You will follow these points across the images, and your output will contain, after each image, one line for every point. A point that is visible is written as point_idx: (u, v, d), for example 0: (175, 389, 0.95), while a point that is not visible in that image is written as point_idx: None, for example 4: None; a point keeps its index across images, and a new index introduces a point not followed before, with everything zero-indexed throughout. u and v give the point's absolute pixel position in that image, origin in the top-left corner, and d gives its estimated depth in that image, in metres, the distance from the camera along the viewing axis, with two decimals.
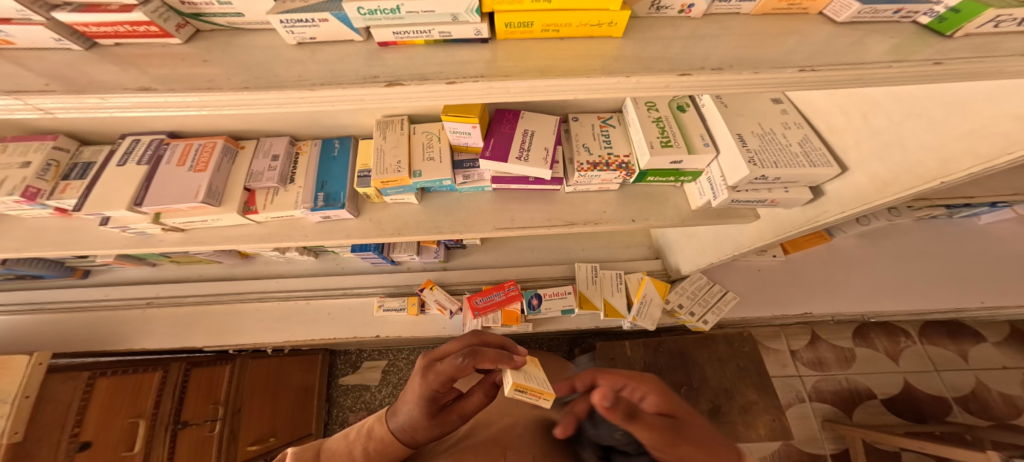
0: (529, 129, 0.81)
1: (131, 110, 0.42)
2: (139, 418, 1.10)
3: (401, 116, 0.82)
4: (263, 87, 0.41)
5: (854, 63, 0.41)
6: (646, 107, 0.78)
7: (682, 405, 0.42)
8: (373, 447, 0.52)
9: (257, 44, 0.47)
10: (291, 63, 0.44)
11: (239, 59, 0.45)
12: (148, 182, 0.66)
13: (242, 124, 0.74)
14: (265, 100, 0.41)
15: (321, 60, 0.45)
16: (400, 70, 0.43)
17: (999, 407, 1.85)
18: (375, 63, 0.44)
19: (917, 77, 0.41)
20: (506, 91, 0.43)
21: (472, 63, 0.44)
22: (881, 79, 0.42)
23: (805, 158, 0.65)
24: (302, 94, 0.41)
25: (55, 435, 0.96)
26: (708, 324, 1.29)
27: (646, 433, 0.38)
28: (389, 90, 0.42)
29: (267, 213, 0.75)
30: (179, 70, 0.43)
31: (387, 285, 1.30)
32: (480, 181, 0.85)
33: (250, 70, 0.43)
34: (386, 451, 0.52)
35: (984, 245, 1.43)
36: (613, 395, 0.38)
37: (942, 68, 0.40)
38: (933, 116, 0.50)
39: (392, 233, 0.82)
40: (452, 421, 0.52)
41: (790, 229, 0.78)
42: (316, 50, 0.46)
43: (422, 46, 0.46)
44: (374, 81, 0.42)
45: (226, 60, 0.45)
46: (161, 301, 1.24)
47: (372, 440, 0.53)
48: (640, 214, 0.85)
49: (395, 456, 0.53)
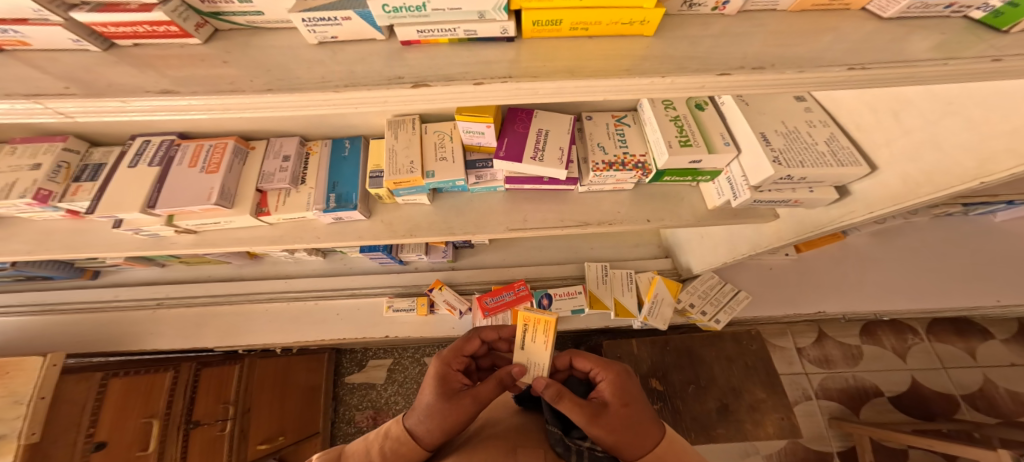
0: (544, 128, 0.79)
1: (152, 113, 0.41)
2: (152, 417, 1.11)
3: (412, 115, 0.81)
4: (288, 89, 0.39)
5: (902, 60, 0.39)
6: (663, 105, 0.77)
7: (627, 399, 0.51)
8: (389, 447, 0.51)
9: (277, 44, 0.45)
10: (312, 64, 0.43)
11: (260, 60, 0.43)
12: (160, 184, 0.65)
13: (254, 124, 0.73)
14: (288, 102, 0.40)
15: (344, 60, 0.43)
16: (425, 71, 0.42)
17: (1008, 405, 1.84)
18: (399, 63, 0.43)
19: (968, 75, 0.40)
20: (534, 92, 0.42)
21: (500, 63, 0.43)
22: (927, 78, 0.41)
23: (832, 157, 0.64)
24: (325, 96, 0.40)
25: (71, 436, 0.97)
26: (720, 323, 1.28)
27: (572, 412, 0.49)
28: (414, 91, 0.41)
29: (280, 214, 0.74)
30: (198, 72, 0.42)
31: (396, 286, 1.29)
32: (493, 182, 0.84)
33: (273, 72, 0.42)
34: (403, 450, 0.51)
35: (998, 242, 1.41)
36: (545, 381, 0.52)
37: (999, 65, 0.38)
38: (972, 115, 0.48)
39: (404, 234, 0.81)
40: (469, 408, 0.51)
41: (812, 228, 0.77)
42: (339, 49, 0.45)
43: (446, 45, 0.45)
44: (400, 82, 0.40)
45: (246, 60, 0.43)
46: (171, 301, 1.23)
47: (388, 439, 0.52)
48: (655, 214, 0.84)
49: (411, 458, 0.51)
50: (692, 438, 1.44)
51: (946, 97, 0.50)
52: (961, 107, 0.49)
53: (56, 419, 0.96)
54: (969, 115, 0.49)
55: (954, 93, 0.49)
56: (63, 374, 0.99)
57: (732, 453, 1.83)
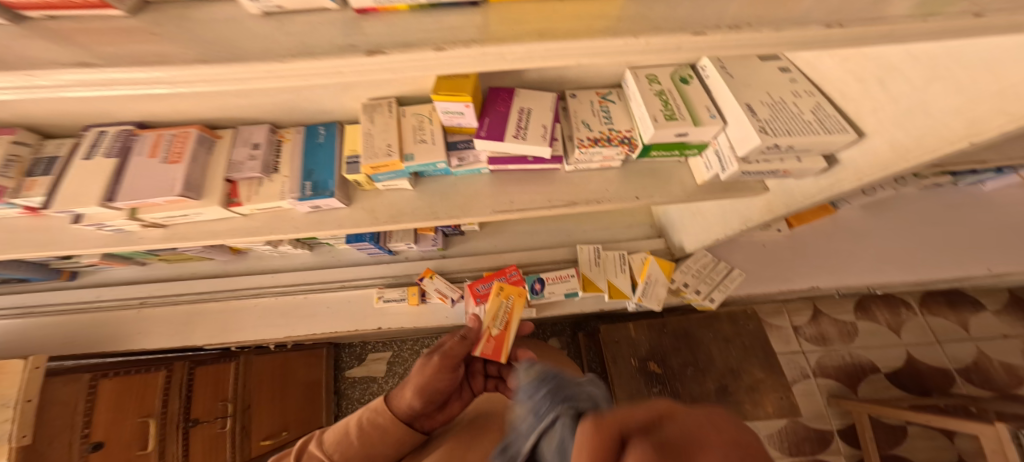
0: (526, 107, 0.76)
1: (74, 89, 0.37)
2: (148, 416, 1.11)
3: (389, 98, 0.77)
4: (226, 61, 0.36)
5: (881, 17, 0.37)
6: (647, 80, 0.74)
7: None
8: (367, 417, 0.61)
9: (217, 16, 0.42)
10: (256, 36, 0.39)
11: (199, 33, 0.40)
12: (120, 175, 0.62)
13: (217, 112, 0.69)
14: (229, 73, 0.37)
15: (288, 30, 0.40)
16: (381, 38, 0.39)
17: (1001, 377, 1.86)
18: (349, 31, 0.40)
19: (952, 33, 0.37)
20: (502, 60, 0.39)
21: (460, 28, 0.40)
22: (909, 36, 0.38)
23: (819, 125, 0.61)
24: (268, 68, 0.37)
25: (66, 437, 0.97)
26: (715, 301, 1.27)
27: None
28: (370, 60, 0.38)
29: (253, 205, 0.70)
30: (127, 46, 0.39)
31: (387, 276, 1.27)
32: (476, 164, 0.81)
33: (209, 45, 0.39)
34: (376, 421, 0.60)
35: (992, 213, 1.40)
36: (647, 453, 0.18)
37: (983, 21, 0.36)
38: (959, 78, 0.47)
39: (386, 221, 0.79)
40: (443, 363, 0.61)
41: (801, 200, 0.76)
42: (286, 20, 0.41)
43: (406, 12, 0.42)
44: (352, 51, 0.37)
45: (182, 32, 0.40)
46: (154, 300, 1.21)
47: (368, 412, 0.62)
48: (644, 191, 0.82)
49: (382, 427, 0.59)
50: None
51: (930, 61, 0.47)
52: (947, 71, 0.47)
53: (48, 420, 0.95)
54: (959, 79, 0.47)
55: (937, 55, 0.46)
56: (48, 376, 0.98)
57: None
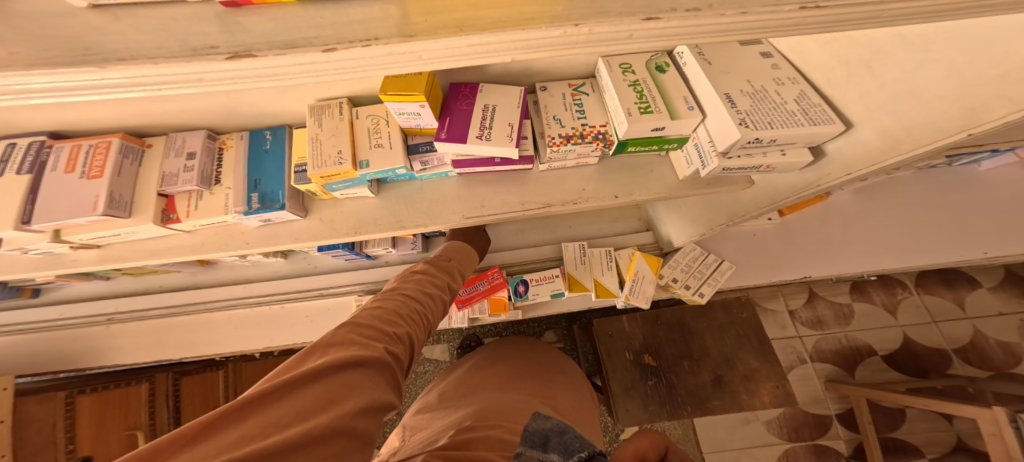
0: (490, 104, 0.70)
1: None
2: (134, 430, 1.28)
3: (340, 98, 0.70)
4: (53, 66, 0.28)
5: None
6: (621, 69, 0.68)
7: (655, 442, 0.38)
8: (458, 258, 0.80)
9: (49, 7, 0.32)
10: (105, 31, 0.31)
11: (36, 31, 0.30)
12: (34, 194, 0.58)
13: (137, 118, 0.63)
14: (120, 81, 0.30)
15: (141, 27, 0.31)
16: (257, 37, 0.31)
17: (999, 356, 1.83)
18: (221, 29, 0.31)
19: (950, 11, 0.33)
20: (417, 58, 0.33)
21: (362, 23, 0.32)
22: (898, 17, 0.34)
23: (803, 115, 0.56)
24: (103, 74, 0.29)
25: (49, 455, 1.12)
26: (704, 296, 1.22)
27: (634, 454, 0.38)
28: (236, 64, 0.30)
29: (193, 221, 0.66)
30: None
31: (364, 283, 1.19)
32: (441, 167, 0.75)
33: (33, 42, 0.29)
34: (465, 255, 0.83)
35: (992, 193, 1.34)
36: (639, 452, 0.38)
37: None
38: (954, 60, 0.42)
39: (346, 232, 0.73)
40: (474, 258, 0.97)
41: (787, 195, 0.70)
42: (129, 17, 0.32)
43: (294, 5, 0.34)
44: (211, 53, 0.30)
45: (6, 32, 0.29)
46: (122, 316, 1.16)
47: (455, 254, 0.81)
48: (623, 189, 0.76)
49: (471, 258, 0.84)
50: (688, 412, 1.39)
51: (922, 41, 0.43)
52: (941, 52, 0.43)
53: (28, 438, 1.09)
54: (953, 60, 0.43)
55: (934, 36, 0.42)
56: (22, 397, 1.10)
57: (730, 420, 1.83)
